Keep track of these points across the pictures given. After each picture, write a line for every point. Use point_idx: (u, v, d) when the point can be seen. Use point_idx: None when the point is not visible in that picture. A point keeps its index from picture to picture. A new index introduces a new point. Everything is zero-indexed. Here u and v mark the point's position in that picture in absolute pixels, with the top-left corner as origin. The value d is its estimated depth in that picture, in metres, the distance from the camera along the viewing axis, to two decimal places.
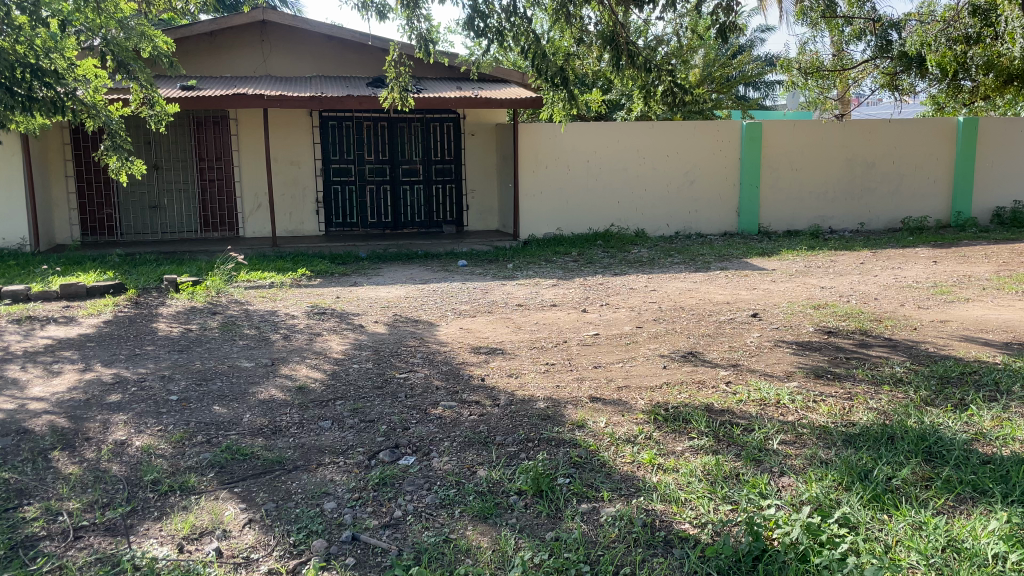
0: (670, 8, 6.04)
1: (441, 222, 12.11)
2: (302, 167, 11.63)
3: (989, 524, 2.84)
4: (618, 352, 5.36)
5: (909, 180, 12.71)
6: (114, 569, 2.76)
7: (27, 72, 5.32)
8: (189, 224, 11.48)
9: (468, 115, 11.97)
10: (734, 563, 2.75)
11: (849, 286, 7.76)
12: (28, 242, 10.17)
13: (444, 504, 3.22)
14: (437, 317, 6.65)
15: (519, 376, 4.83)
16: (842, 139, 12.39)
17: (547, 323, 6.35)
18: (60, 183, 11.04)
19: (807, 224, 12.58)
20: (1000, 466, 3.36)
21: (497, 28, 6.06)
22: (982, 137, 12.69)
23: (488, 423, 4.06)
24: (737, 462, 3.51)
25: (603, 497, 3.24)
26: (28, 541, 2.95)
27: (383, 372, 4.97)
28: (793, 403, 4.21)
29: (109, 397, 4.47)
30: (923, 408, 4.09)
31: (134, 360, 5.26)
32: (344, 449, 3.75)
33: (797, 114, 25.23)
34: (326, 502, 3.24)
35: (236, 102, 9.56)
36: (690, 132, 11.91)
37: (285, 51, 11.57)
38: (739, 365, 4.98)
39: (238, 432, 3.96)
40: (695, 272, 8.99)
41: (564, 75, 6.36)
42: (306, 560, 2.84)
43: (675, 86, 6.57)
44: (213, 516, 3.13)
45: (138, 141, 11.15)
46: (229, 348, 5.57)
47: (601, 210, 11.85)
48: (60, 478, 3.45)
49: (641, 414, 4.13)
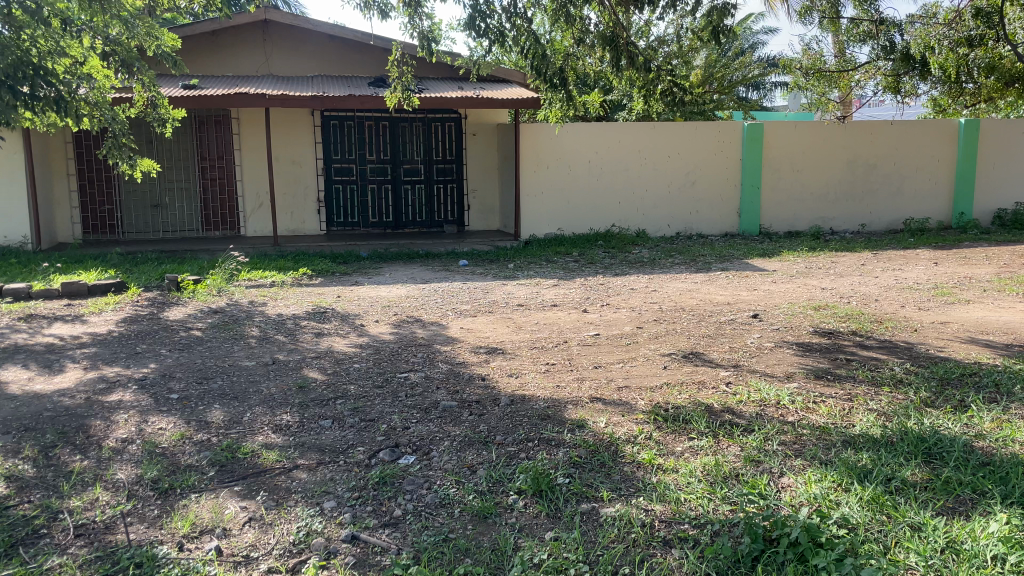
0: (670, 9, 6.04)
1: (442, 221, 12.11)
2: (302, 166, 11.63)
3: (990, 526, 2.84)
4: (618, 352, 5.37)
5: (910, 181, 12.70)
6: (114, 567, 2.76)
7: (29, 71, 5.27)
8: (191, 224, 11.49)
9: (469, 115, 11.97)
10: (733, 563, 2.76)
11: (850, 287, 7.78)
12: (29, 240, 10.16)
13: (444, 503, 3.23)
14: (438, 317, 6.65)
15: (520, 376, 4.84)
16: (843, 139, 12.39)
17: (548, 323, 6.36)
18: (62, 182, 11.06)
19: (807, 225, 12.58)
20: (999, 467, 3.37)
21: (497, 28, 6.06)
22: (984, 139, 12.69)
23: (487, 422, 4.07)
24: (737, 462, 3.52)
25: (602, 497, 3.24)
26: (28, 539, 2.95)
27: (384, 372, 4.97)
28: (793, 403, 4.22)
29: (109, 396, 4.46)
30: (922, 409, 4.11)
31: (135, 358, 5.26)
32: (344, 449, 3.75)
33: (800, 116, 25.48)
34: (326, 501, 3.24)
35: (237, 101, 9.56)
36: (691, 132, 11.91)
37: (287, 51, 11.58)
38: (739, 365, 5.00)
39: (237, 431, 3.97)
40: (696, 272, 9.00)
41: (562, 75, 6.40)
42: (305, 559, 2.85)
43: (674, 87, 6.56)
44: (213, 515, 3.14)
45: (139, 140, 11.15)
46: (230, 347, 5.56)
47: (602, 210, 11.85)
48: (60, 475, 3.46)
49: (641, 414, 4.14)
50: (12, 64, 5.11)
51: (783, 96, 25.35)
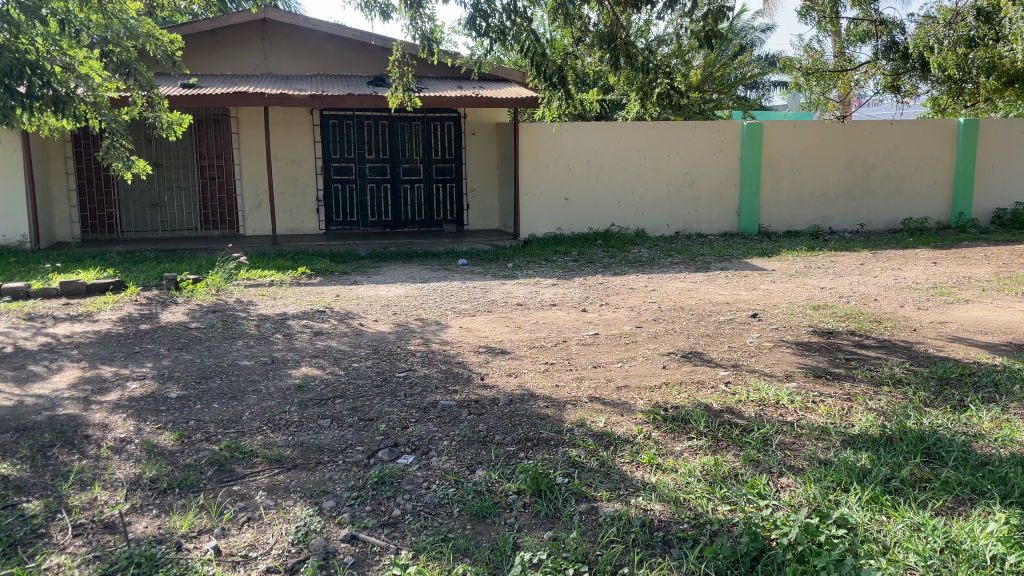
0: (669, 9, 6.06)
1: (441, 221, 12.12)
2: (301, 165, 11.63)
3: (988, 526, 2.84)
4: (617, 352, 5.37)
5: (909, 181, 12.70)
6: (113, 567, 2.75)
7: (26, 71, 5.28)
8: (190, 223, 11.48)
9: (469, 114, 11.97)
10: (732, 563, 2.76)
11: (849, 287, 7.77)
12: (28, 238, 10.15)
13: (443, 503, 3.22)
14: (438, 316, 6.64)
15: (519, 376, 4.83)
16: (842, 139, 12.39)
17: (546, 323, 6.35)
18: (61, 181, 11.05)
19: (807, 225, 12.58)
20: (998, 467, 3.37)
21: (497, 27, 6.07)
22: (983, 138, 12.68)
23: (486, 422, 4.06)
24: (736, 462, 3.52)
25: (601, 497, 3.24)
26: (28, 538, 2.95)
27: (383, 372, 4.96)
28: (793, 403, 4.22)
29: (108, 396, 4.46)
30: (922, 409, 4.11)
31: (134, 357, 5.26)
32: (343, 449, 3.75)
33: (799, 115, 25.52)
34: (325, 501, 3.24)
35: (237, 100, 9.55)
36: (690, 132, 11.91)
37: (286, 50, 11.56)
38: (738, 365, 4.99)
39: (236, 430, 3.96)
40: (695, 272, 8.98)
41: (562, 74, 6.30)
42: (304, 559, 2.84)
43: (673, 88, 6.57)
44: (212, 514, 3.13)
45: (138, 139, 11.17)
46: (229, 346, 5.56)
47: (602, 210, 11.85)
48: (59, 474, 3.45)
49: (640, 414, 4.14)
50: (10, 64, 5.14)
51: (782, 96, 25.37)
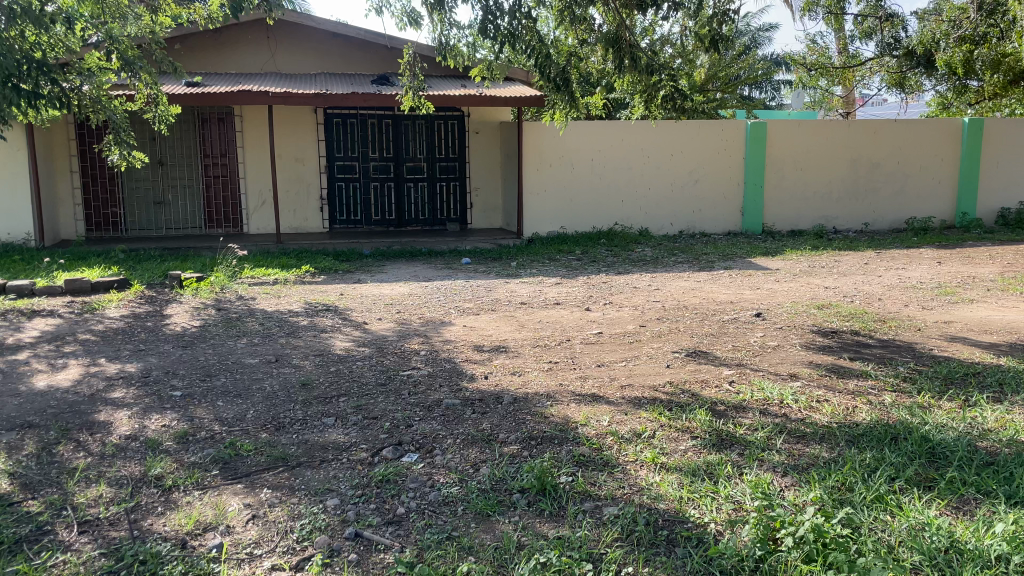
0: (675, 11, 6.05)
1: (444, 219, 12.14)
2: (305, 164, 11.62)
3: (994, 526, 2.84)
4: (620, 351, 5.35)
5: (915, 181, 12.67)
6: (117, 565, 2.75)
7: (34, 69, 5.36)
8: (194, 221, 11.50)
9: (473, 113, 11.95)
10: (736, 563, 2.75)
11: (853, 286, 7.75)
12: (33, 237, 10.17)
13: (447, 501, 3.23)
14: (441, 315, 6.65)
15: (522, 375, 4.83)
16: (847, 138, 12.36)
17: (550, 322, 6.33)
18: (65, 179, 11.04)
19: (810, 224, 12.57)
20: (1003, 467, 3.36)
21: (506, 31, 5.98)
22: (990, 138, 12.66)
23: (490, 421, 4.06)
24: (740, 462, 3.51)
25: (605, 496, 3.24)
26: (33, 536, 2.95)
27: (387, 370, 4.96)
28: (796, 403, 4.21)
29: (114, 393, 4.47)
30: (927, 409, 4.09)
31: (138, 355, 5.28)
32: (348, 446, 3.75)
33: (802, 113, 25.66)
34: (330, 498, 3.25)
35: (243, 98, 9.54)
36: (694, 131, 11.90)
37: (291, 48, 11.58)
38: (742, 364, 4.98)
39: (242, 428, 3.98)
40: (699, 271, 8.96)
41: (565, 75, 6.34)
42: (308, 556, 2.85)
43: (676, 91, 6.59)
44: (216, 512, 3.14)
45: (141, 137, 11.19)
46: (233, 344, 5.58)
47: (605, 209, 11.85)
48: (65, 471, 3.46)
49: (644, 413, 4.13)
50: (18, 61, 5.20)
51: (788, 96, 25.70)
